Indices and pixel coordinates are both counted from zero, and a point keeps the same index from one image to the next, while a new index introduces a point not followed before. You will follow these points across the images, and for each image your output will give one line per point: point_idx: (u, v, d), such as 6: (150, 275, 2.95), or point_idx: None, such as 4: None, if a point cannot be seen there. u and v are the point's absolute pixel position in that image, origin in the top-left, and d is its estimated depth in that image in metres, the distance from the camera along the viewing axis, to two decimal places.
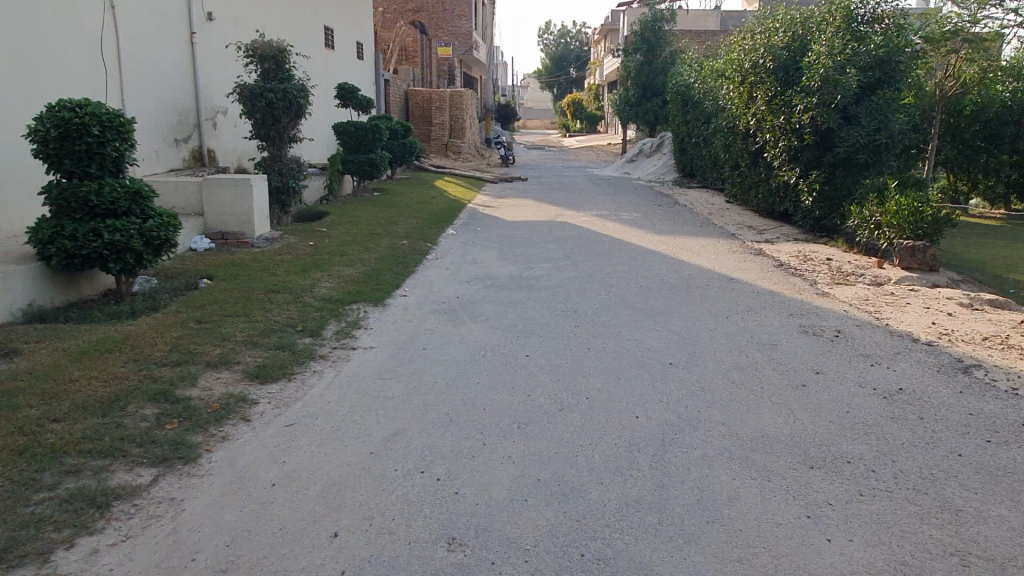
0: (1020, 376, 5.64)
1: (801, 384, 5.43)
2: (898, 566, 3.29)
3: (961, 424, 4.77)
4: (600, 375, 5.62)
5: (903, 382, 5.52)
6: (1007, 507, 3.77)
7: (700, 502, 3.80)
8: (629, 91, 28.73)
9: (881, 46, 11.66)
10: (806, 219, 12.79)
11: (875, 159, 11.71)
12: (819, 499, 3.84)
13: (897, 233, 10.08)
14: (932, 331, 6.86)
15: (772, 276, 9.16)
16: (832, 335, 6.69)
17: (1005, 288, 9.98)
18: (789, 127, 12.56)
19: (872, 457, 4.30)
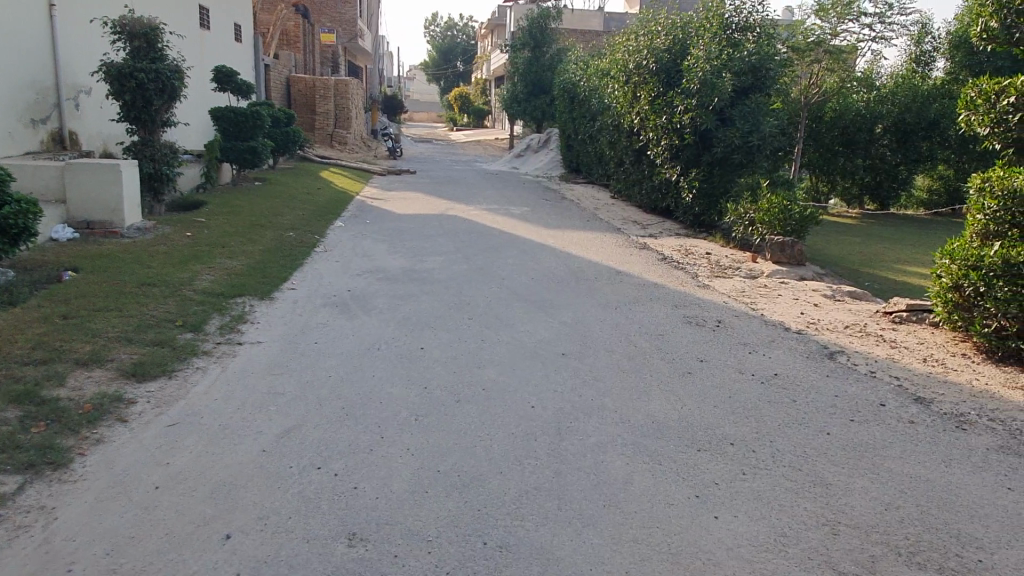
0: (878, 361, 6.17)
1: (686, 371, 5.70)
2: (778, 538, 3.51)
3: (830, 406, 5.15)
4: (495, 366, 5.66)
5: (777, 368, 5.90)
6: (869, 479, 4.12)
7: (597, 487, 3.91)
8: (516, 87, 29.05)
9: (754, 53, 12.36)
10: (687, 215, 13.39)
11: (749, 160, 12.43)
12: (705, 479, 4.04)
13: (769, 230, 10.80)
14: (802, 321, 7.37)
15: (657, 269, 9.55)
16: (713, 325, 7.05)
17: (862, 281, 10.91)
18: (671, 126, 13.07)
19: (752, 438, 4.57)
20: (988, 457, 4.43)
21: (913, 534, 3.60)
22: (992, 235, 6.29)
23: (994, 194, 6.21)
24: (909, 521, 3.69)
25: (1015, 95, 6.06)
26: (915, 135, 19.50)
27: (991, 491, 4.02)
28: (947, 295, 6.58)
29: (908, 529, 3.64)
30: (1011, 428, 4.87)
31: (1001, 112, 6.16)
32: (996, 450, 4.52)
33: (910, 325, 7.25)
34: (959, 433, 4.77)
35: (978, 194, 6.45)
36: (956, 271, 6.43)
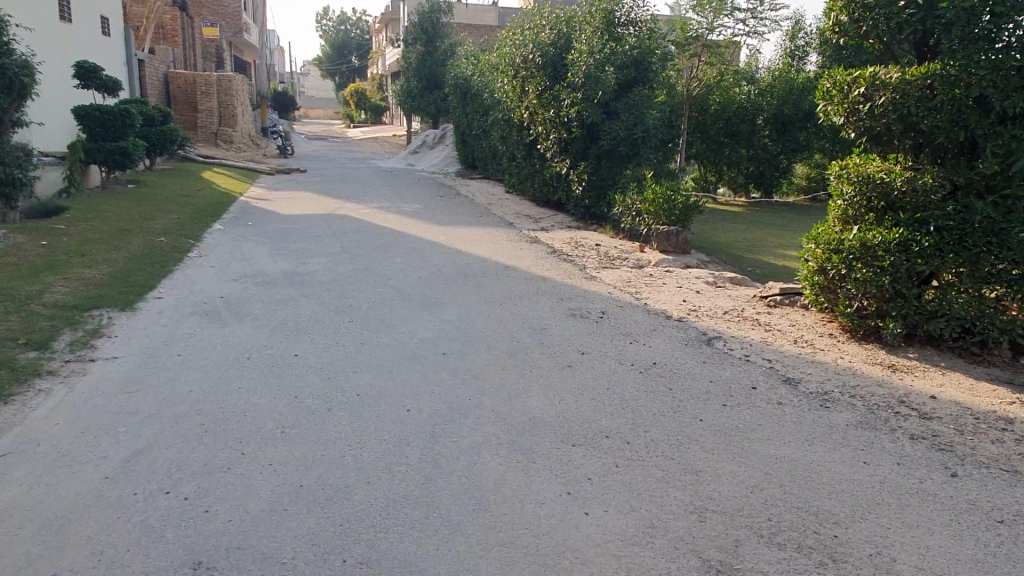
0: (751, 345, 6.36)
1: (566, 365, 5.68)
2: (646, 530, 3.50)
3: (704, 391, 5.25)
4: (372, 370, 5.46)
5: (656, 357, 5.98)
6: (736, 463, 4.20)
7: (468, 492, 3.80)
8: (410, 82, 28.65)
9: (635, 47, 12.63)
10: (577, 207, 13.53)
11: (634, 151, 12.68)
12: (578, 475, 3.99)
13: (654, 220, 11.09)
14: (683, 308, 7.52)
15: (545, 262, 9.53)
16: (597, 316, 7.09)
17: (744, 266, 11.33)
18: (558, 120, 13.12)
19: (627, 430, 4.57)
20: (848, 433, 4.61)
21: (776, 514, 3.67)
22: (852, 218, 6.58)
23: (851, 179, 6.50)
24: (772, 503, 3.77)
25: (865, 85, 6.36)
26: (792, 126, 20.47)
27: (849, 466, 4.18)
28: (814, 278, 6.85)
29: (772, 510, 3.71)
30: (869, 403, 5.09)
31: (854, 102, 6.45)
32: (855, 425, 4.72)
33: (784, 307, 7.53)
34: (822, 411, 4.95)
35: (837, 180, 6.72)
36: (821, 254, 6.70)
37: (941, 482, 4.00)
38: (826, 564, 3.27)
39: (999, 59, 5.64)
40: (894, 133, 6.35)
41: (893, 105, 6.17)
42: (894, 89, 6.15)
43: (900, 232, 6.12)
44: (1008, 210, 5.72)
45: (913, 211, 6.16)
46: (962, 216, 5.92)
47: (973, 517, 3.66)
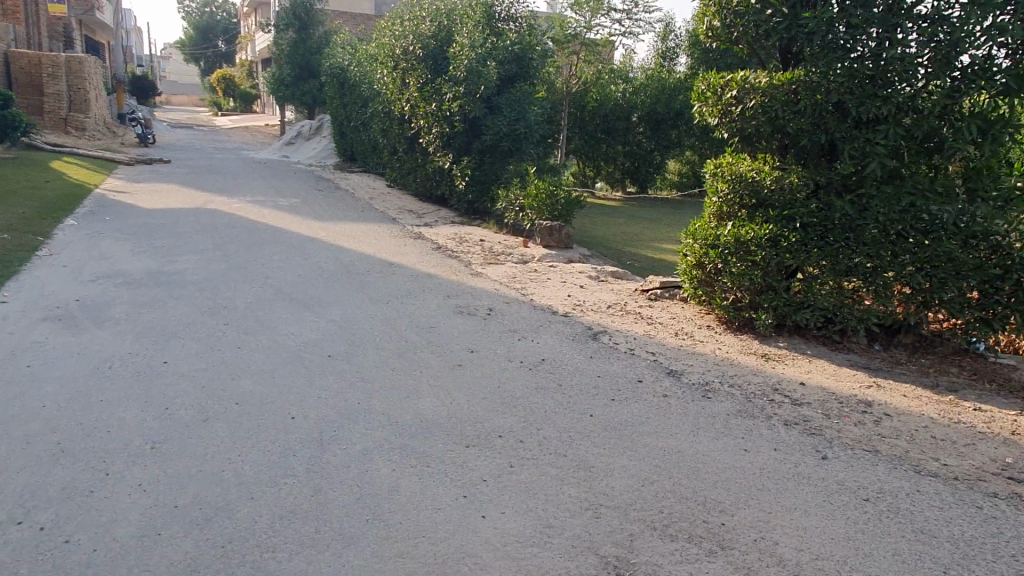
0: (635, 338, 6.53)
1: (456, 364, 5.59)
2: (544, 530, 3.48)
3: (592, 386, 5.33)
4: (252, 376, 5.16)
5: (545, 353, 6.01)
6: (627, 457, 4.28)
7: (360, 501, 3.65)
8: (282, 70, 27.48)
9: (516, 42, 12.73)
10: (460, 202, 13.37)
11: (516, 147, 12.80)
12: (473, 478, 3.92)
13: (537, 215, 11.21)
14: (569, 304, 7.63)
15: (430, 259, 9.39)
16: (485, 313, 7.05)
17: (623, 260, 11.68)
18: (440, 114, 12.91)
19: (520, 428, 4.55)
20: (728, 422, 4.81)
21: (666, 506, 3.77)
22: (726, 215, 6.87)
23: (725, 178, 6.78)
24: (662, 495, 3.87)
25: (737, 88, 6.65)
26: (664, 124, 21.30)
27: (730, 455, 4.36)
28: (692, 272, 7.11)
29: (662, 502, 3.80)
30: (746, 392, 5.35)
31: (727, 104, 6.73)
32: (735, 414, 4.94)
33: (664, 300, 7.80)
34: (704, 401, 5.15)
35: (712, 178, 6.99)
36: (698, 250, 6.96)
37: (813, 465, 4.25)
38: (715, 552, 3.38)
39: (854, 68, 6.11)
40: (763, 134, 6.68)
41: (762, 108, 6.50)
42: (763, 92, 6.47)
43: (770, 228, 6.47)
44: (864, 208, 6.20)
45: (781, 208, 6.54)
46: (824, 213, 6.34)
47: (842, 497, 3.90)
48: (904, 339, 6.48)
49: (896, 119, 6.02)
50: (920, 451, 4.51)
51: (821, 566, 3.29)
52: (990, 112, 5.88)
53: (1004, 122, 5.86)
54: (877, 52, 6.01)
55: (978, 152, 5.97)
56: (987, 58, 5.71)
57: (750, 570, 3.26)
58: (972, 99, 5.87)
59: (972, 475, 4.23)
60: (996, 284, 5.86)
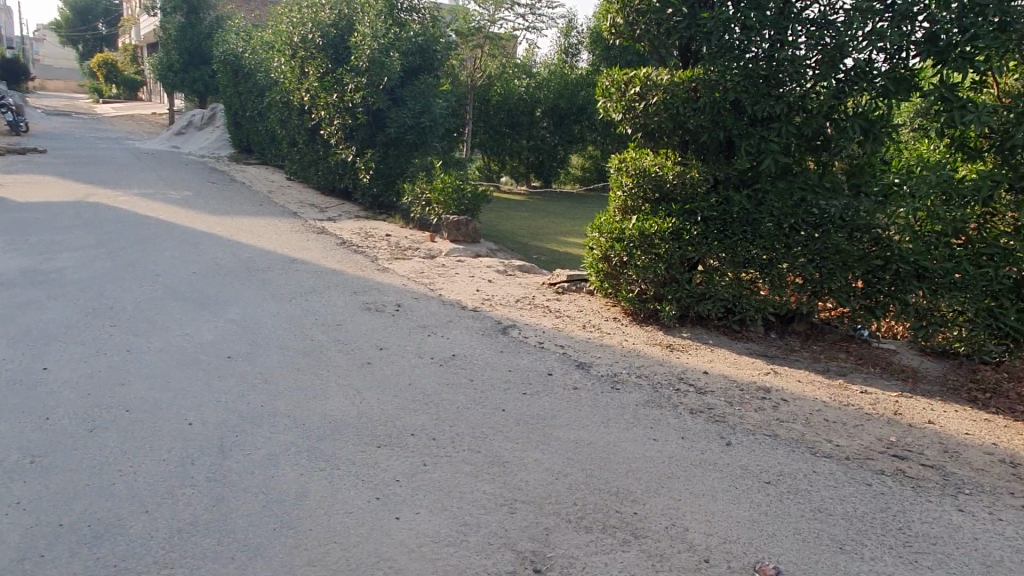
0: (545, 332, 6.57)
1: (365, 362, 5.45)
2: (460, 529, 3.43)
3: (504, 381, 5.32)
4: (144, 381, 4.84)
5: (455, 348, 5.95)
6: (540, 450, 4.29)
7: (266, 509, 3.49)
8: (170, 55, 25.99)
9: (419, 34, 12.58)
10: (364, 196, 13.00)
11: (421, 140, 12.69)
12: (386, 478, 3.82)
13: (444, 209, 11.13)
14: (477, 298, 7.59)
15: (334, 254, 9.12)
16: (393, 309, 6.91)
17: (530, 254, 11.76)
18: (341, 105, 12.55)
19: (432, 425, 4.48)
20: (637, 412, 4.91)
21: (580, 498, 3.79)
22: (630, 209, 6.98)
23: (629, 172, 6.88)
24: (576, 487, 3.89)
25: (640, 85, 6.77)
26: (567, 119, 21.60)
27: (640, 445, 4.44)
28: (598, 265, 7.21)
29: (576, 494, 3.83)
30: (653, 382, 5.48)
31: (630, 100, 6.84)
32: (643, 404, 5.05)
33: (571, 294, 7.89)
34: (613, 392, 5.24)
35: (616, 173, 7.08)
36: (604, 243, 7.06)
37: (718, 451, 4.40)
38: (629, 541, 3.43)
39: (749, 68, 6.35)
40: (664, 130, 6.84)
41: (664, 105, 6.65)
42: (665, 89, 6.62)
43: (672, 222, 6.65)
44: (760, 202, 6.47)
45: (683, 202, 6.71)
46: (722, 207, 6.56)
47: (746, 481, 4.05)
48: (798, 327, 6.83)
49: (787, 117, 6.32)
50: (815, 434, 4.75)
51: (729, 549, 3.40)
52: (871, 113, 6.23)
53: (883, 122, 6.22)
54: (769, 53, 6.28)
55: (861, 150, 6.30)
56: (868, 62, 6.08)
57: (663, 558, 3.33)
58: (855, 99, 6.21)
59: (861, 454, 4.48)
60: (878, 273, 6.28)
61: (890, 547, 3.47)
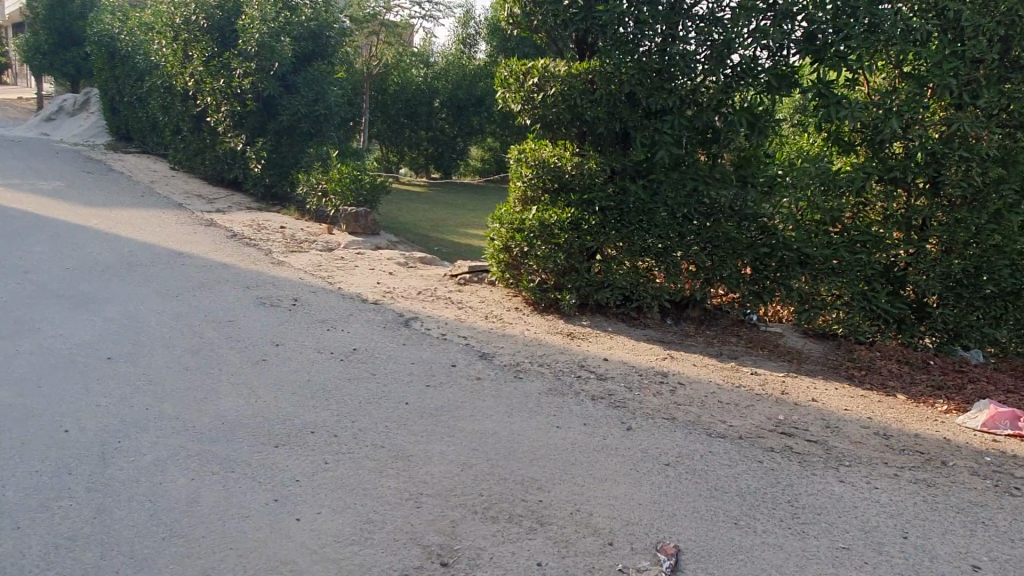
0: (447, 323, 6.51)
1: (259, 359, 5.23)
2: (363, 526, 3.34)
3: (406, 374, 5.24)
4: (11, 387, 4.46)
5: (355, 342, 5.80)
6: (445, 442, 4.25)
7: (153, 517, 3.28)
8: (37, 36, 24.08)
9: (311, 19, 12.18)
10: (256, 187, 12.37)
11: (316, 129, 12.32)
12: (284, 479, 3.67)
13: (341, 200, 10.85)
14: (377, 291, 7.43)
15: (225, 248, 8.71)
16: (289, 304, 6.66)
17: (431, 245, 11.65)
18: (229, 91, 12.01)
19: (333, 422, 4.35)
20: (540, 401, 4.95)
21: (486, 488, 3.78)
22: (530, 199, 7.01)
23: (528, 163, 6.88)
24: (482, 478, 3.88)
25: (537, 75, 6.81)
26: (466, 110, 21.52)
27: (544, 432, 4.48)
28: (499, 256, 7.22)
29: (482, 485, 3.81)
30: (555, 370, 5.55)
31: (528, 90, 6.87)
32: (546, 393, 5.10)
33: (473, 285, 7.86)
34: (516, 382, 5.27)
35: (515, 164, 7.07)
36: (505, 234, 7.06)
37: (620, 436, 4.50)
38: (535, 529, 3.45)
39: (643, 61, 6.51)
40: (562, 122, 6.90)
41: (562, 96, 6.70)
42: (562, 80, 6.69)
43: (571, 212, 6.73)
44: (655, 193, 6.64)
45: (581, 192, 6.80)
46: (619, 197, 6.71)
47: (647, 464, 4.15)
48: (692, 313, 7.07)
49: (679, 110, 6.53)
50: (709, 415, 4.94)
51: (633, 531, 3.48)
52: (757, 107, 6.50)
53: (767, 116, 6.51)
54: (662, 47, 6.47)
55: (748, 143, 6.56)
56: (753, 58, 6.36)
57: (569, 544, 3.36)
58: (742, 94, 6.47)
59: (752, 433, 4.70)
60: (764, 260, 6.61)
61: (780, 519, 3.65)
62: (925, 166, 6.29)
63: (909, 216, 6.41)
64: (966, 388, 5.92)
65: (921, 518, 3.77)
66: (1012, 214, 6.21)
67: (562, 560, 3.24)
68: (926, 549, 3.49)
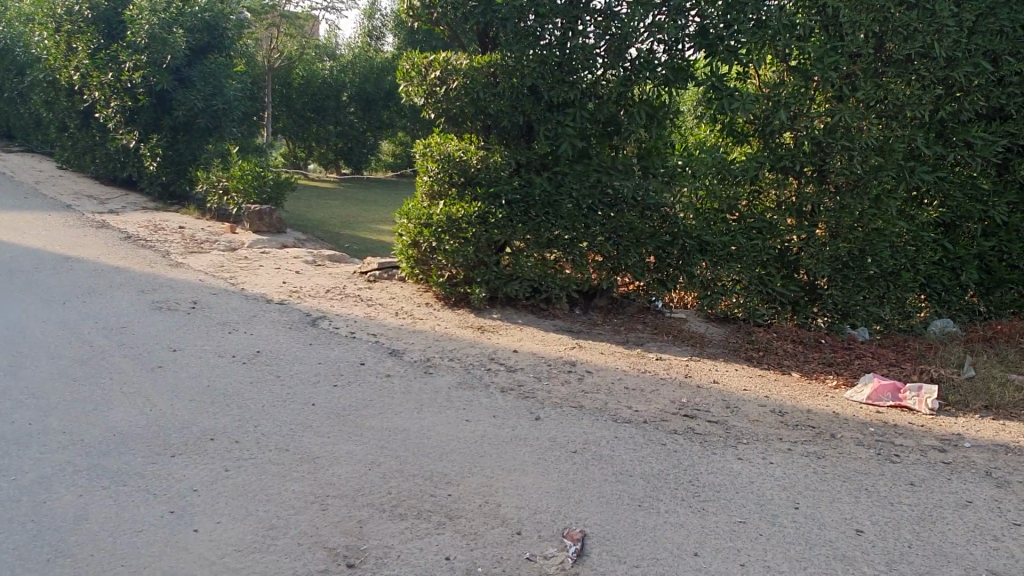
0: (355, 321, 6.41)
1: (155, 366, 5.01)
2: (265, 533, 3.26)
3: (313, 374, 5.13)
4: None
5: (259, 344, 5.64)
6: (353, 442, 4.18)
7: (36, 538, 3.10)
8: None
9: (206, 9, 11.70)
10: (152, 186, 11.89)
11: (214, 124, 11.85)
12: (180, 489, 3.54)
13: (244, 198, 10.49)
14: (283, 290, 7.24)
15: (119, 250, 8.29)
16: (188, 307, 6.40)
17: (341, 243, 11.40)
18: (118, 85, 11.43)
19: (234, 427, 4.22)
20: (450, 395, 4.94)
21: (394, 486, 3.75)
22: (436, 194, 6.97)
23: (434, 157, 6.83)
24: (390, 475, 3.84)
25: (439, 69, 6.77)
26: (375, 103, 21.16)
27: (454, 426, 4.48)
28: (408, 251, 7.15)
29: (390, 483, 3.78)
30: (465, 364, 5.55)
31: (431, 84, 6.82)
32: (456, 386, 5.10)
33: (383, 281, 7.76)
34: (426, 376, 5.25)
35: (421, 158, 7.00)
36: (412, 229, 7.00)
37: (529, 426, 4.55)
38: (443, 523, 3.45)
39: (544, 55, 6.57)
40: (466, 115, 6.88)
41: (464, 90, 6.70)
42: (464, 74, 6.68)
43: (478, 206, 6.74)
44: (559, 184, 6.74)
45: (487, 186, 6.82)
46: (525, 190, 6.77)
47: (555, 452, 4.22)
48: (600, 302, 7.22)
49: (581, 103, 6.65)
50: (616, 401, 5.06)
51: (539, 519, 3.53)
52: (655, 100, 6.67)
53: (666, 108, 6.69)
54: (562, 41, 6.55)
55: (647, 135, 6.73)
56: (649, 52, 6.53)
57: (477, 536, 3.38)
58: (640, 87, 6.63)
59: (657, 417, 4.84)
60: (667, 248, 6.81)
61: (681, 499, 3.78)
62: (812, 155, 6.63)
63: (799, 203, 6.73)
64: (854, 363, 6.29)
65: (812, 488, 3.99)
66: (890, 199, 6.63)
67: (470, 553, 3.25)
68: (815, 517, 3.70)
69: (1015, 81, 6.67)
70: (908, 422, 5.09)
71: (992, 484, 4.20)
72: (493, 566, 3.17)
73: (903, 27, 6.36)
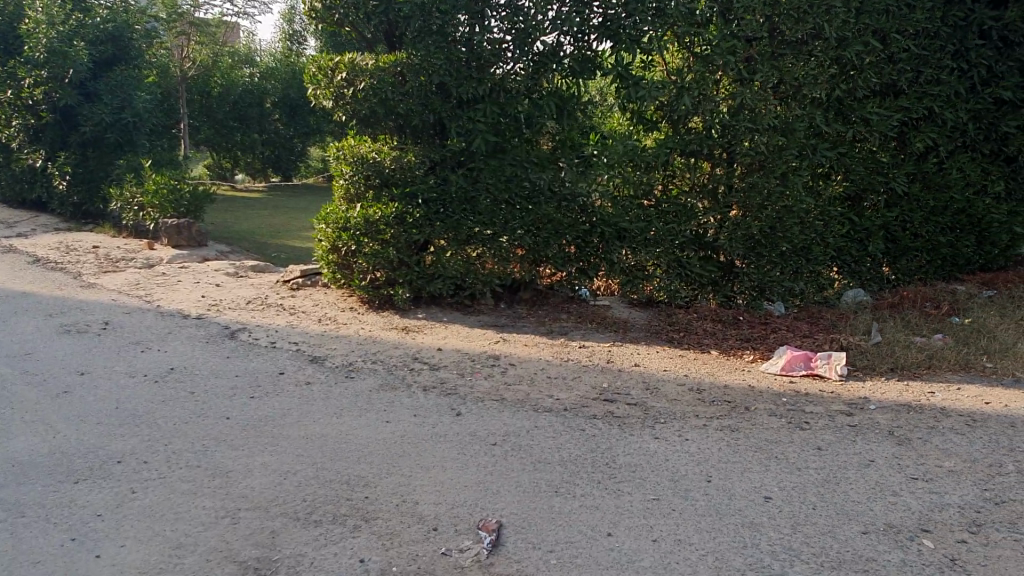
0: (275, 331, 6.30)
1: (62, 392, 4.83)
2: (172, 552, 3.19)
3: (230, 388, 5.02)
4: None
5: (173, 361, 5.49)
6: (268, 453, 4.11)
7: None
8: None
9: (107, 20, 11.31)
10: (64, 206, 11.46)
11: (125, 139, 11.33)
12: (83, 516, 3.43)
13: (160, 213, 10.17)
14: (202, 305, 7.06)
15: (26, 275, 7.95)
16: (99, 329, 6.19)
17: (267, 252, 11.21)
18: (19, 103, 11.03)
19: (143, 448, 4.10)
20: (371, 398, 4.91)
21: (310, 493, 3.71)
22: (353, 197, 6.89)
23: (348, 160, 6.74)
24: (305, 482, 3.80)
25: (346, 71, 6.69)
26: (300, 110, 20.90)
27: (374, 429, 4.45)
28: (328, 257, 7.05)
29: (306, 490, 3.74)
30: (388, 365, 5.53)
31: (338, 86, 6.73)
32: (378, 389, 5.07)
33: (306, 289, 7.65)
34: (347, 381, 5.21)
35: (335, 161, 6.89)
36: (331, 234, 6.91)
37: (449, 422, 4.56)
38: (359, 526, 3.42)
39: (451, 52, 6.57)
40: (377, 116, 6.82)
41: (373, 91, 6.62)
42: (370, 74, 6.61)
43: (395, 206, 6.70)
44: (475, 181, 6.75)
45: (403, 186, 6.77)
46: (441, 188, 6.76)
47: (474, 447, 4.24)
48: (524, 295, 7.27)
49: (491, 99, 6.67)
50: (538, 391, 5.11)
51: (455, 513, 3.54)
52: (564, 92, 6.71)
53: (575, 100, 6.77)
54: (468, 37, 6.57)
55: (559, 126, 6.77)
56: (556, 45, 6.60)
57: (393, 536, 3.37)
58: (549, 80, 6.68)
59: (578, 404, 4.91)
60: (586, 238, 6.90)
61: (597, 481, 3.85)
62: (719, 138, 6.79)
63: (711, 185, 6.90)
64: (769, 338, 6.49)
65: (723, 461, 4.11)
66: (796, 175, 6.85)
67: (386, 553, 3.24)
68: (726, 488, 3.81)
69: (904, 58, 7.01)
70: (818, 390, 5.28)
71: (894, 442, 4.40)
72: (408, 565, 3.17)
73: (795, 10, 6.57)
